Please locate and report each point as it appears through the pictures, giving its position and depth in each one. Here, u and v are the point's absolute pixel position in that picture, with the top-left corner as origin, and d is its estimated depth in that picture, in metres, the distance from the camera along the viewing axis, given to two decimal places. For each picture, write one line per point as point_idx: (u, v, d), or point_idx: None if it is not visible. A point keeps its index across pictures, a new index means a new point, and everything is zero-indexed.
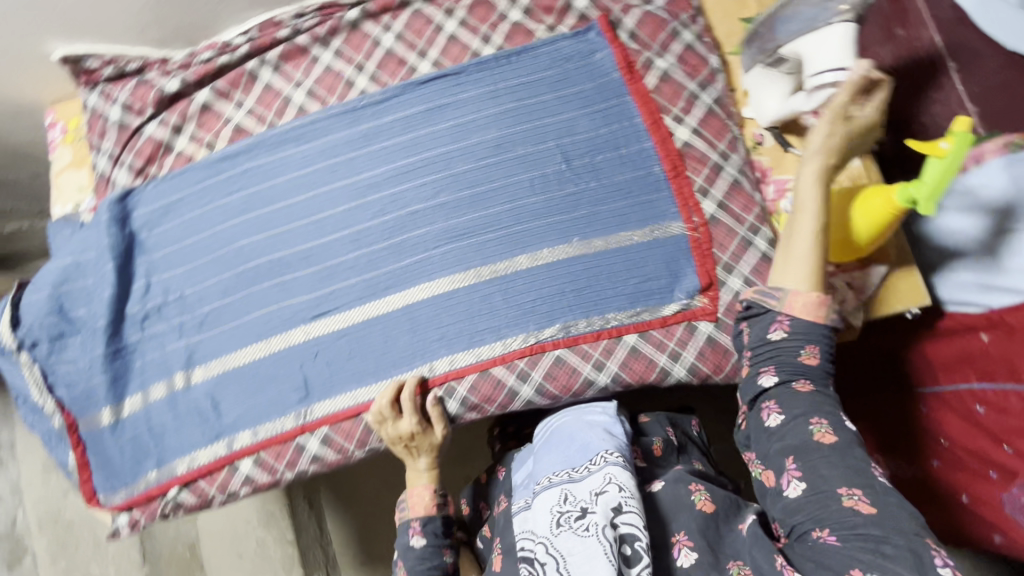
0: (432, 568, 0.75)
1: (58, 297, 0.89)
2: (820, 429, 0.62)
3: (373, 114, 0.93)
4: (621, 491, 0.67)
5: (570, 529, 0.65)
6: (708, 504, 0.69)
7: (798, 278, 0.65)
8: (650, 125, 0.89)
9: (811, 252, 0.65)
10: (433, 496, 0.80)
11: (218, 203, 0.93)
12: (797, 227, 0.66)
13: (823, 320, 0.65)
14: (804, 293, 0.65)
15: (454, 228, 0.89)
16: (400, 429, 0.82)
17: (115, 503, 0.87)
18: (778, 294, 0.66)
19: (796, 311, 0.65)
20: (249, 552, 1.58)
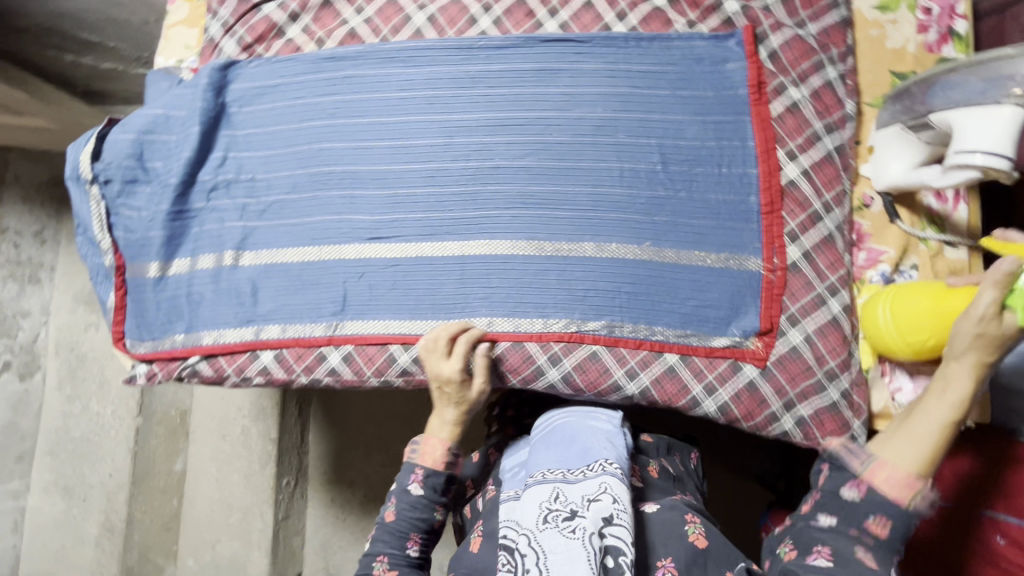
0: (415, 518, 0.78)
1: (139, 144, 0.89)
2: (878, 522, 0.62)
3: (484, 58, 0.91)
4: (615, 503, 0.67)
5: (556, 527, 0.64)
6: (700, 539, 0.70)
7: (901, 457, 0.62)
8: (761, 152, 0.84)
9: (924, 439, 0.62)
10: (445, 454, 0.80)
11: (311, 100, 0.92)
12: (919, 411, 0.63)
13: (906, 503, 0.61)
14: (896, 469, 0.62)
15: (529, 195, 0.87)
16: (444, 373, 0.79)
17: (138, 352, 0.89)
18: (864, 455, 0.65)
19: (877, 478, 0.63)
20: (234, 436, 1.63)
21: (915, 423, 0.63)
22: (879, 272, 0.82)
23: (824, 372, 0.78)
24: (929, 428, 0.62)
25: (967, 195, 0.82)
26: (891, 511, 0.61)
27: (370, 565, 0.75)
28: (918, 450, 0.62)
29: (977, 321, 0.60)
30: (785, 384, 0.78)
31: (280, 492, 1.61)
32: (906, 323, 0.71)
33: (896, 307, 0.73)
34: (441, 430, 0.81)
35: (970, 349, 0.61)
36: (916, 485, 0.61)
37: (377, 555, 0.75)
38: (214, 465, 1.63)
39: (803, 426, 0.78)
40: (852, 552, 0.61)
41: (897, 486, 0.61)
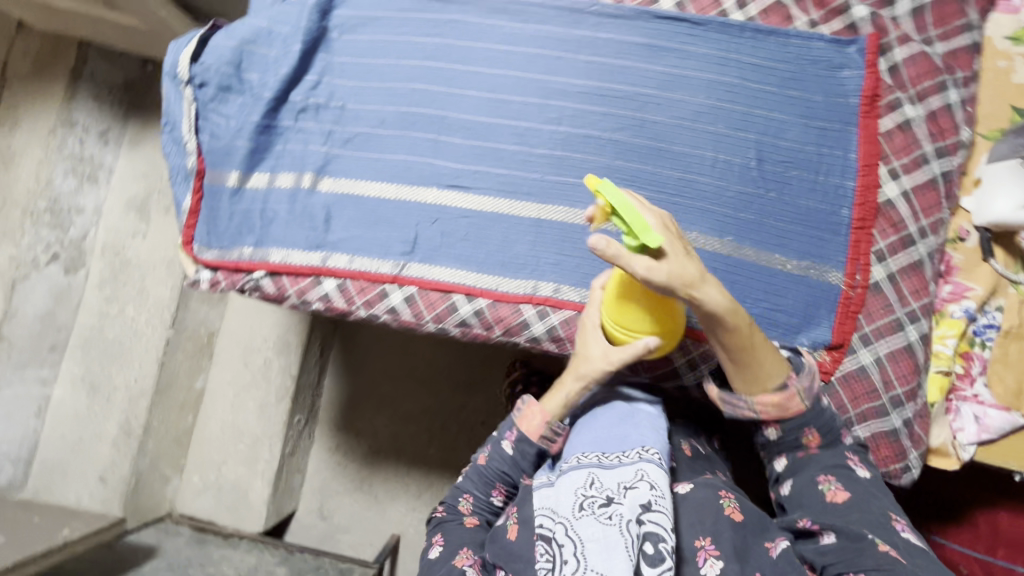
0: (502, 471, 0.81)
1: (240, 53, 0.89)
2: (809, 436, 0.73)
3: (594, 25, 0.89)
4: (652, 490, 0.68)
5: (593, 514, 0.65)
6: (736, 513, 0.70)
7: (763, 377, 0.71)
8: (861, 166, 0.82)
9: (762, 362, 0.70)
10: (545, 427, 0.79)
11: (413, 38, 0.91)
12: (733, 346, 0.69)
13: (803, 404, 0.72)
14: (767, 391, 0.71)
15: (616, 169, 0.86)
16: (587, 335, 0.77)
17: (204, 258, 0.89)
18: (750, 403, 0.72)
19: (770, 416, 0.73)
20: (255, 365, 1.65)
21: (749, 359, 0.69)
22: (964, 307, 0.79)
23: (890, 398, 0.76)
24: (752, 351, 0.69)
25: None
26: (801, 421, 0.72)
27: (458, 498, 0.82)
28: (771, 368, 0.70)
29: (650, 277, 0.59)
30: (847, 402, 0.77)
31: (290, 428, 1.65)
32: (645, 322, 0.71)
33: (617, 316, 0.73)
34: (549, 399, 0.80)
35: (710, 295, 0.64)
36: (792, 393, 0.71)
37: (464, 492, 0.81)
38: (231, 390, 1.66)
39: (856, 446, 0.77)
40: (811, 483, 0.72)
41: (782, 408, 0.72)
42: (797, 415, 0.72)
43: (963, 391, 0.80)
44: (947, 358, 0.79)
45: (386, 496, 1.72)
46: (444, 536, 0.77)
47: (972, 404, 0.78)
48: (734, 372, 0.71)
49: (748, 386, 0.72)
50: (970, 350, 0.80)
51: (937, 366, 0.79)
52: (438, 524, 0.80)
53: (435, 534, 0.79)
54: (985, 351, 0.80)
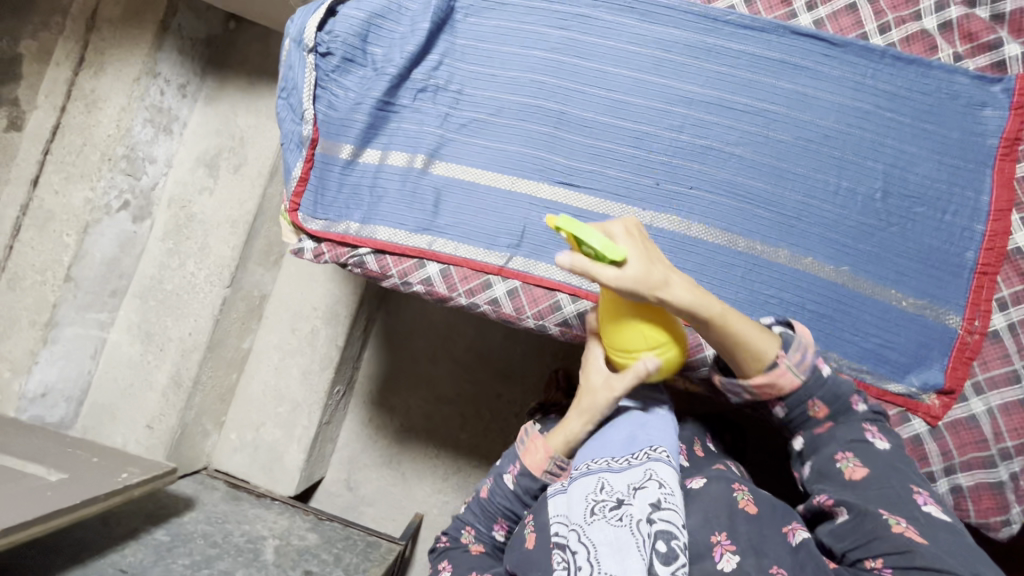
0: (505, 507, 0.78)
1: (368, 25, 0.88)
2: (815, 407, 0.69)
3: (728, 35, 0.87)
4: (662, 488, 0.66)
5: (604, 518, 0.64)
6: (750, 505, 0.68)
7: (759, 365, 0.68)
8: (993, 210, 0.80)
9: (747, 342, 0.67)
10: (547, 463, 0.75)
11: (540, 29, 0.90)
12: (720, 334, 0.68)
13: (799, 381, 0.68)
14: (769, 380, 0.68)
15: (735, 185, 0.84)
16: (589, 366, 0.77)
17: (309, 227, 0.89)
18: (749, 390, 0.70)
19: (774, 397, 0.70)
20: (303, 332, 1.67)
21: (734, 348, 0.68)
22: None
23: (999, 450, 0.75)
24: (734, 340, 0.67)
25: None
26: (804, 395, 0.69)
27: (460, 529, 0.82)
28: (756, 355, 0.68)
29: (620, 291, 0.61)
30: (953, 448, 0.76)
31: (330, 398, 1.67)
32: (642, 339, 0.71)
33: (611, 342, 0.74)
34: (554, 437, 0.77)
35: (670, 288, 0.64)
36: (784, 371, 0.68)
37: (466, 525, 0.81)
38: (277, 354, 1.69)
39: (956, 494, 0.76)
40: (831, 463, 0.68)
41: (777, 387, 0.69)
42: (794, 390, 0.69)
43: None
44: None
45: (414, 476, 1.73)
46: (451, 563, 0.77)
47: None
48: (727, 360, 0.70)
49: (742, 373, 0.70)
50: None
51: None
52: (443, 551, 0.80)
53: (441, 562, 0.78)
54: None
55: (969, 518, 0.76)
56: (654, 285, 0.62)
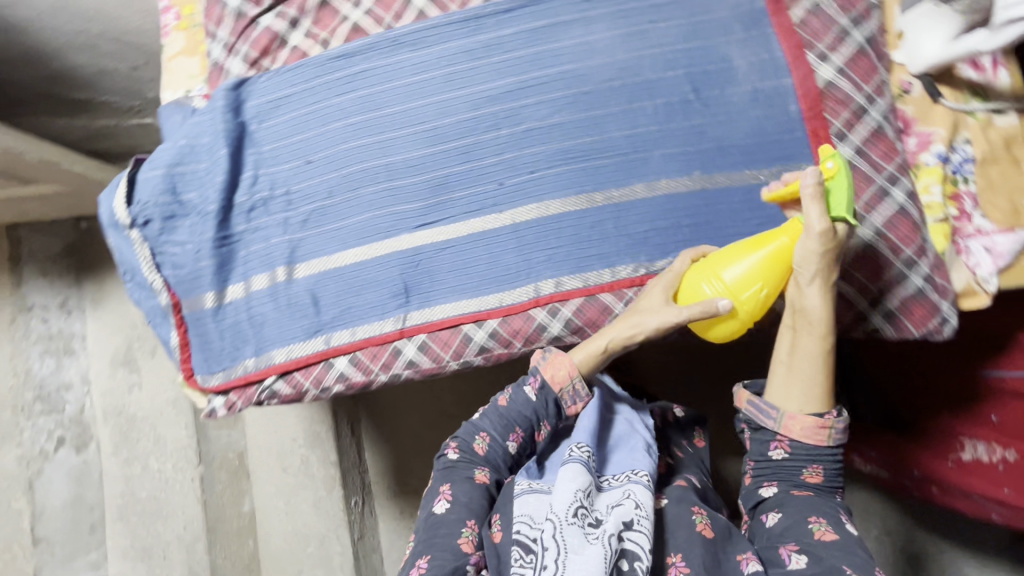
0: (525, 416, 0.82)
1: (171, 178, 0.89)
2: (811, 472, 0.73)
3: (495, 24, 0.89)
4: (637, 509, 0.73)
5: (581, 527, 0.69)
6: (708, 529, 0.75)
7: (804, 401, 0.72)
8: (791, 60, 0.83)
9: (815, 378, 0.71)
10: (569, 379, 0.79)
11: (330, 102, 0.91)
12: (801, 353, 0.72)
13: (822, 443, 0.72)
14: (804, 417, 0.72)
15: (568, 150, 0.86)
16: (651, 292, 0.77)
17: (212, 385, 0.89)
18: (773, 415, 0.74)
19: (793, 433, 0.73)
20: (294, 467, 1.59)
21: (800, 367, 0.72)
22: (935, 153, 0.81)
23: (902, 262, 0.78)
24: (811, 364, 0.71)
25: (1003, 61, 0.81)
26: (814, 457, 0.73)
27: (473, 436, 0.82)
28: (813, 390, 0.72)
29: (813, 240, 0.66)
30: (866, 282, 0.79)
31: (351, 512, 1.56)
32: (741, 286, 0.72)
33: (714, 266, 0.74)
34: (579, 351, 0.79)
35: (824, 283, 0.69)
36: (826, 424, 0.72)
37: (481, 431, 0.81)
38: (281, 500, 1.58)
39: (893, 320, 0.79)
40: (805, 524, 0.69)
41: (809, 434, 0.72)
42: (812, 446, 0.72)
43: (966, 229, 0.80)
44: (939, 206, 0.80)
45: None
46: (453, 489, 0.77)
47: (980, 238, 0.79)
48: (782, 378, 0.74)
49: (781, 386, 0.74)
50: (957, 189, 0.81)
51: (933, 216, 0.80)
52: (447, 469, 0.79)
53: (441, 485, 0.79)
54: (971, 185, 0.81)
55: (911, 334, 0.79)
56: (828, 264, 0.68)
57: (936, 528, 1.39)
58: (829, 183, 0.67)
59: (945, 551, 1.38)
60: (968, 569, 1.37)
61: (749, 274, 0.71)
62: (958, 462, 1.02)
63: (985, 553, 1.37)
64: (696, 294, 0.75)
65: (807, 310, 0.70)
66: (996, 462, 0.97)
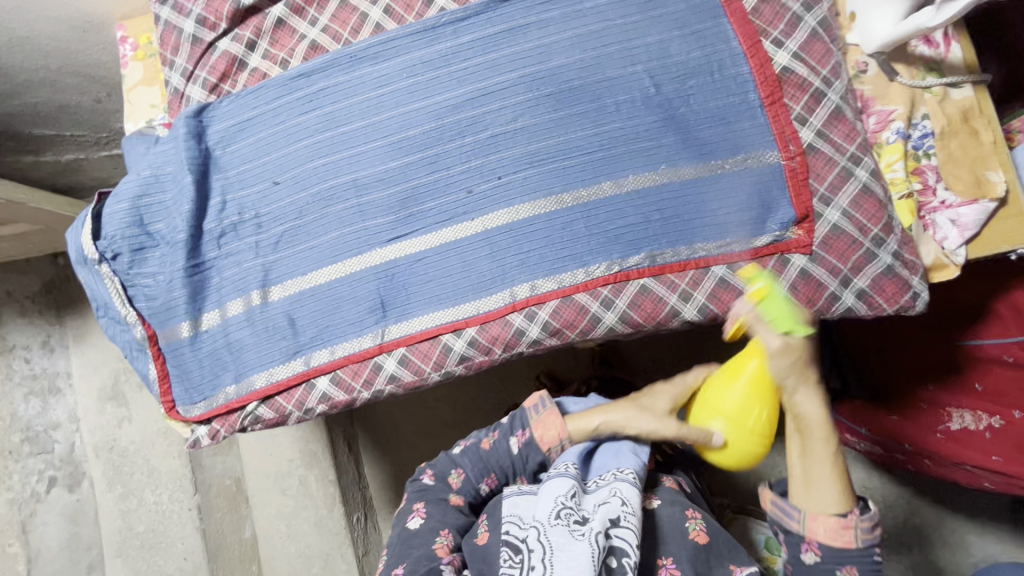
0: (502, 463, 0.84)
1: (137, 210, 0.88)
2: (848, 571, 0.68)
3: (452, 33, 0.90)
4: (624, 505, 0.72)
5: (567, 526, 0.68)
6: (702, 535, 0.75)
7: (826, 502, 0.70)
8: (747, 48, 0.84)
9: (830, 477, 0.70)
10: (558, 441, 0.82)
11: (294, 122, 0.90)
12: (812, 456, 0.72)
13: (852, 544, 0.68)
14: (829, 518, 0.69)
15: (535, 153, 0.86)
16: (649, 401, 0.84)
17: (194, 415, 0.89)
18: (795, 517, 0.71)
19: (817, 536, 0.69)
20: (292, 489, 1.57)
21: (815, 469, 0.71)
22: (895, 130, 0.82)
23: (871, 241, 0.78)
24: (823, 465, 0.71)
25: (956, 36, 0.83)
26: (849, 558, 0.68)
27: (450, 470, 0.86)
28: (832, 490, 0.70)
29: (778, 356, 0.75)
30: (837, 263, 0.79)
31: (353, 529, 1.55)
32: (742, 414, 0.80)
33: (712, 402, 0.83)
34: (572, 421, 0.83)
35: (808, 389, 0.75)
36: (849, 526, 0.68)
37: (457, 466, 0.85)
38: (282, 522, 1.57)
39: (864, 298, 0.79)
40: None
41: (837, 536, 0.68)
42: (842, 548, 0.68)
43: (930, 203, 0.81)
44: (903, 181, 0.81)
45: None
46: (425, 508, 0.82)
47: (944, 211, 0.80)
48: (799, 484, 0.72)
49: (801, 492, 0.71)
50: (919, 165, 0.82)
51: (898, 193, 0.81)
52: (421, 491, 0.85)
53: (415, 503, 0.84)
54: (933, 159, 0.82)
55: (885, 311, 0.79)
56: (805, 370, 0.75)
57: (934, 498, 1.40)
58: (766, 302, 0.77)
59: (945, 521, 1.39)
60: (969, 537, 1.38)
61: (744, 402, 0.80)
62: (946, 433, 1.03)
63: (984, 519, 1.38)
64: (703, 422, 0.83)
65: (800, 412, 0.75)
66: (983, 430, 1.00)
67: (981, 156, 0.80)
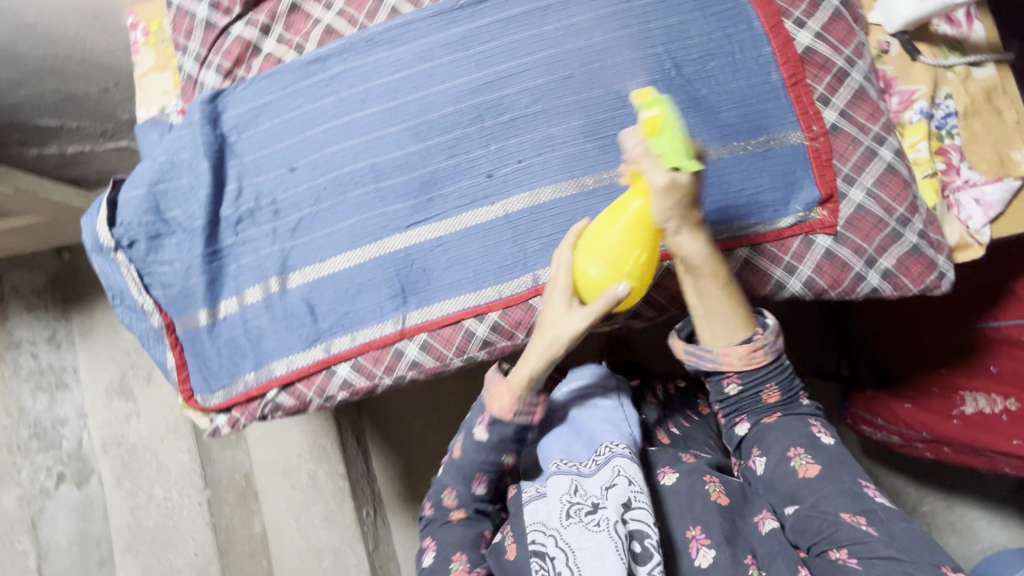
0: (480, 460, 0.79)
1: (153, 196, 0.87)
2: (771, 393, 0.78)
3: (469, 17, 0.89)
4: (630, 485, 0.72)
5: (581, 522, 0.70)
6: (722, 497, 0.76)
7: (732, 332, 0.74)
8: (769, 29, 0.83)
9: (731, 311, 0.72)
10: (514, 403, 0.75)
11: (311, 106, 0.89)
12: (705, 292, 0.71)
13: (762, 361, 0.75)
14: (739, 347, 0.74)
15: (554, 136, 0.85)
16: (549, 313, 0.72)
17: (213, 404, 0.88)
18: (712, 355, 0.75)
19: (734, 366, 0.75)
20: (302, 484, 1.56)
21: (718, 307, 0.72)
22: (918, 110, 0.81)
23: (897, 221, 0.78)
24: (725, 304, 0.72)
25: (976, 14, 0.83)
26: (764, 378, 0.77)
27: (441, 493, 0.83)
28: (736, 323, 0.73)
29: (661, 197, 0.61)
30: (862, 243, 0.79)
31: (364, 523, 1.55)
32: (623, 255, 0.68)
33: (595, 245, 0.69)
34: (512, 374, 0.75)
35: (689, 223, 0.65)
36: (758, 346, 0.74)
37: (445, 487, 0.82)
38: (292, 517, 1.56)
39: (890, 279, 0.78)
40: (791, 467, 0.74)
41: (746, 359, 0.75)
42: (759, 370, 0.76)
43: (954, 182, 0.81)
44: (927, 161, 0.80)
45: None
46: (435, 540, 0.80)
47: (968, 190, 0.79)
48: (701, 323, 0.74)
49: (713, 335, 0.74)
50: (943, 144, 0.81)
51: (921, 172, 0.80)
52: (427, 522, 0.84)
53: (427, 538, 0.83)
54: (956, 139, 0.81)
55: (911, 290, 0.78)
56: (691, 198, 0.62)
57: (947, 480, 1.40)
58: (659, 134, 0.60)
59: (954, 507, 1.40)
60: (977, 523, 1.39)
61: (625, 245, 0.67)
62: (961, 418, 1.04)
63: (992, 504, 1.39)
64: (591, 282, 0.70)
65: (687, 251, 0.68)
66: (999, 413, 0.99)
67: (1004, 136, 0.80)
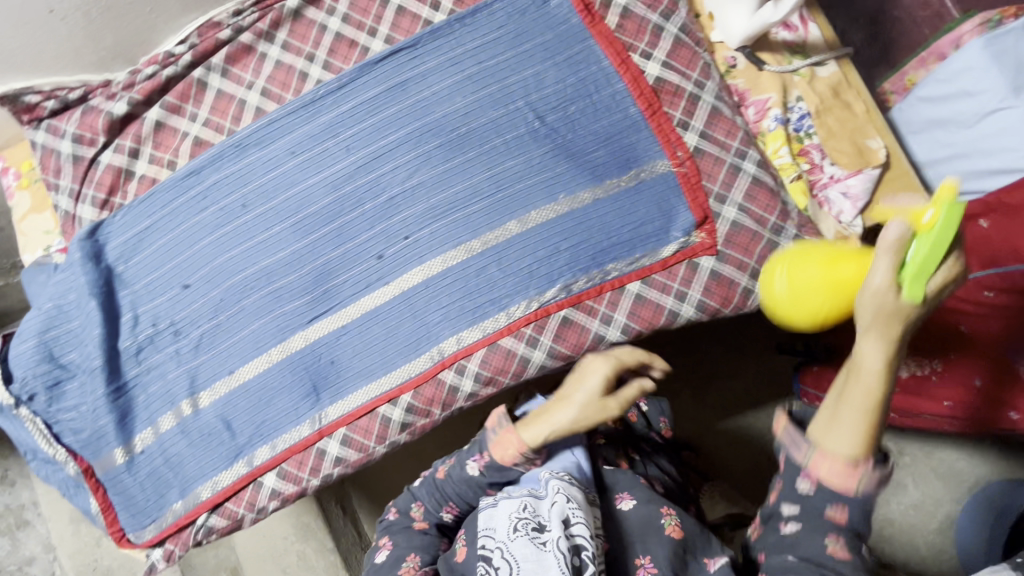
0: (460, 489, 0.79)
1: (44, 344, 0.87)
2: None
3: (333, 102, 0.89)
4: (569, 501, 0.68)
5: (526, 535, 0.64)
6: (677, 531, 0.74)
7: (839, 445, 0.54)
8: (618, 66, 0.86)
9: (858, 424, 0.53)
10: (518, 457, 0.75)
11: (191, 220, 0.89)
12: (848, 391, 0.54)
13: (849, 489, 0.54)
14: (831, 461, 0.54)
15: (436, 206, 0.86)
16: (581, 380, 0.78)
17: (146, 539, 0.87)
18: (802, 447, 0.56)
19: (814, 472, 0.55)
20: (293, 567, 1.49)
21: (839, 407, 0.54)
22: (774, 118, 0.84)
23: (771, 230, 0.81)
24: (858, 411, 0.53)
25: (810, 16, 0.88)
26: None
27: (410, 502, 0.83)
28: (847, 443, 0.53)
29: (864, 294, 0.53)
30: (743, 258, 0.81)
31: None
32: (802, 297, 0.68)
33: (795, 266, 0.70)
34: (526, 429, 0.75)
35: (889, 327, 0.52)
36: (854, 472, 0.53)
37: (416, 499, 0.82)
38: None
39: None
40: None
41: (833, 479, 0.54)
42: None
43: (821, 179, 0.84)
44: (791, 165, 0.84)
45: None
46: (390, 539, 0.78)
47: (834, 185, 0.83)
48: (819, 426, 0.56)
49: (814, 430, 0.56)
50: (803, 146, 0.85)
51: (789, 177, 0.84)
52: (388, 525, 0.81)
53: (383, 538, 0.80)
54: (814, 138, 0.85)
55: None
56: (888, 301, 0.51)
57: None
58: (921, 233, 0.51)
59: None
60: None
61: (811, 287, 0.67)
62: None
63: None
64: (774, 286, 0.72)
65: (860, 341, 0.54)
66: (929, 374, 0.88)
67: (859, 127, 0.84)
